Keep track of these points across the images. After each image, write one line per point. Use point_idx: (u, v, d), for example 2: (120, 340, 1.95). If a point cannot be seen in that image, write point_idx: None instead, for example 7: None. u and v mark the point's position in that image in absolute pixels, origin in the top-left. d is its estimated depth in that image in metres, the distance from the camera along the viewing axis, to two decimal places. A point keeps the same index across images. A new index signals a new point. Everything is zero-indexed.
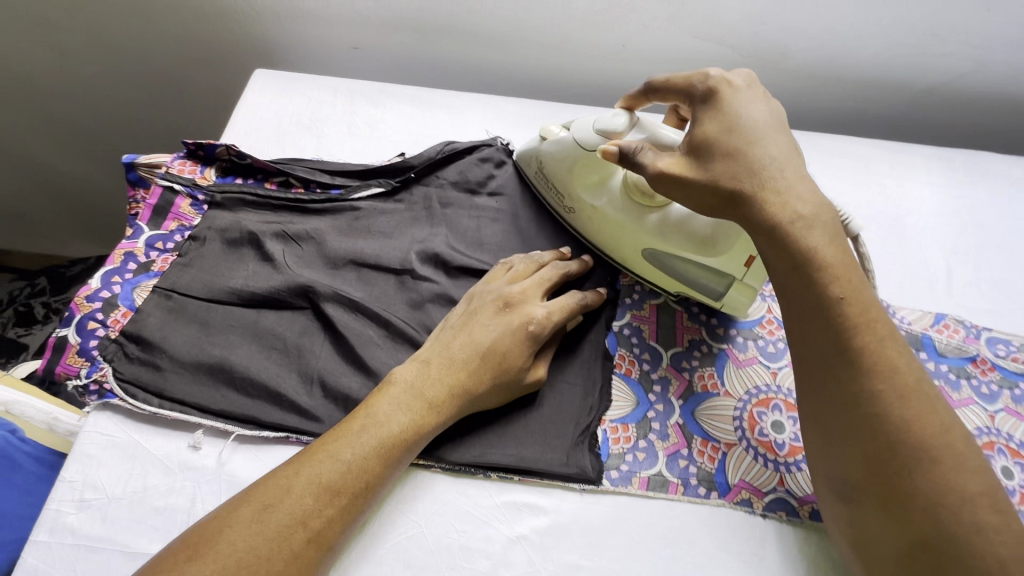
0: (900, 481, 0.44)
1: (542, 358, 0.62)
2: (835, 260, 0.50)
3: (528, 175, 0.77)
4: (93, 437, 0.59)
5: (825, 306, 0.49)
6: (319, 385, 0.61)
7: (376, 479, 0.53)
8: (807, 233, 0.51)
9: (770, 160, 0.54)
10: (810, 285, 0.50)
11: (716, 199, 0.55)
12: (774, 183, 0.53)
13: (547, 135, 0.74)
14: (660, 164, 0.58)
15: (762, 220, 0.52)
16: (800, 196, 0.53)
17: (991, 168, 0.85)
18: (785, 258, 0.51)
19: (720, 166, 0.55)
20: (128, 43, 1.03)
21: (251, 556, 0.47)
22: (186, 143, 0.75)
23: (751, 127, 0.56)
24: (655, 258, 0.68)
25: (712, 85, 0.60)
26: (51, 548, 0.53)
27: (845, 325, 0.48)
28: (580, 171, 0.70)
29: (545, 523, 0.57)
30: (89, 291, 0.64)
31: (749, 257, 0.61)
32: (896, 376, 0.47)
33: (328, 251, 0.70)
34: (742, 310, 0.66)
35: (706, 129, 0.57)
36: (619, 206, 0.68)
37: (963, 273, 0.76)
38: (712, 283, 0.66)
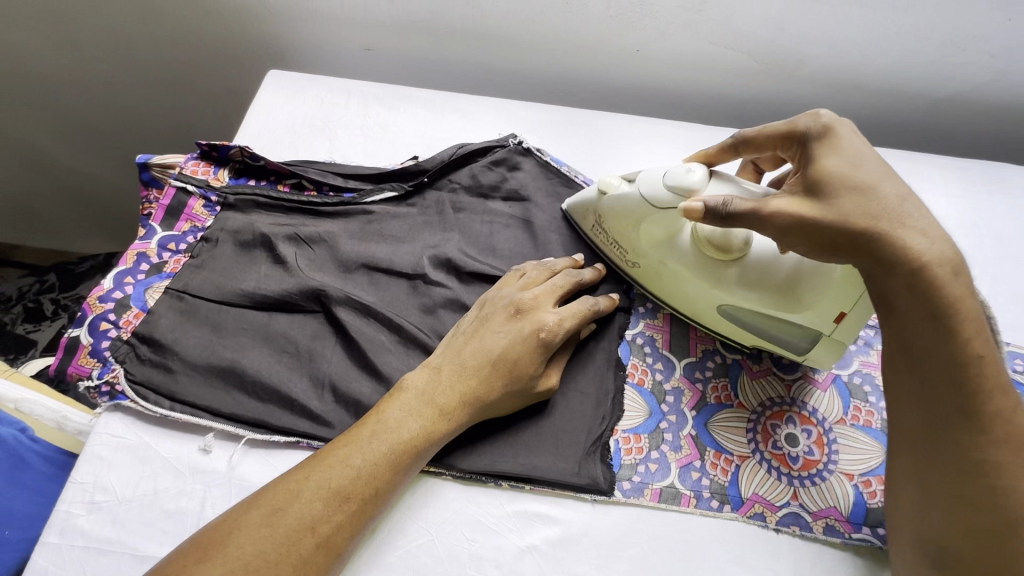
0: (1004, 555, 0.44)
1: (554, 366, 0.62)
2: (974, 319, 0.47)
3: (585, 227, 0.73)
4: (103, 439, 0.59)
5: (961, 365, 0.46)
6: (330, 390, 0.61)
7: (388, 486, 0.53)
8: (950, 284, 0.47)
9: (903, 198, 0.50)
10: (946, 340, 0.47)
11: (849, 242, 0.50)
12: (911, 224, 0.49)
13: (607, 188, 0.68)
14: (774, 207, 0.52)
15: (903, 267, 0.48)
16: (937, 236, 0.49)
17: (1008, 179, 0.84)
18: (925, 308, 0.47)
19: (849, 203, 0.50)
20: (141, 41, 1.03)
21: (259, 560, 0.46)
22: (199, 144, 0.75)
23: (870, 167, 0.52)
24: (733, 314, 0.64)
25: (825, 123, 0.56)
26: (61, 550, 0.53)
27: (980, 388, 0.46)
28: (646, 228, 0.65)
29: (557, 533, 0.57)
30: (101, 292, 0.64)
31: (840, 316, 0.58)
32: (1022, 451, 0.46)
33: (340, 254, 0.69)
34: (826, 364, 0.63)
35: (826, 165, 0.53)
36: (694, 264, 0.64)
37: (980, 287, 0.75)
38: (795, 340, 0.63)
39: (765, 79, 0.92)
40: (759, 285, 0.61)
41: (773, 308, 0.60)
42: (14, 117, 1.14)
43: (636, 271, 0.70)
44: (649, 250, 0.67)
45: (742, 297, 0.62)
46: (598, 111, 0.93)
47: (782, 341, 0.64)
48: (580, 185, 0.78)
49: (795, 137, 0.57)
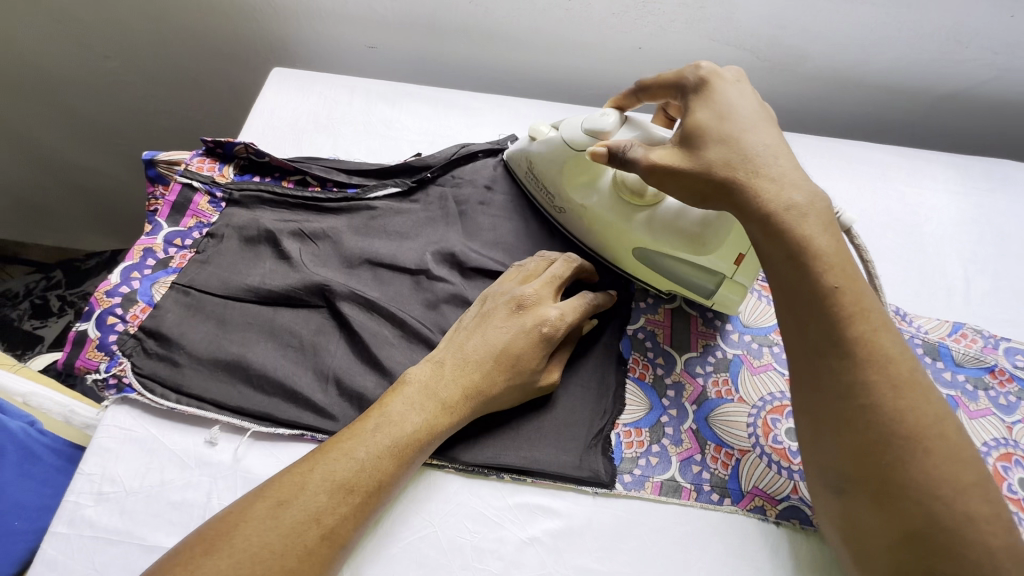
0: (892, 473, 0.45)
1: (556, 361, 0.62)
2: (829, 250, 0.50)
3: (518, 173, 0.77)
4: (111, 431, 0.59)
5: (818, 294, 0.49)
6: (335, 384, 0.62)
7: (391, 480, 0.53)
8: (801, 222, 0.51)
9: (763, 149, 0.54)
10: (807, 275, 0.50)
11: (710, 187, 0.54)
12: (767, 171, 0.53)
13: (537, 135, 0.73)
14: (652, 156, 0.57)
15: (757, 209, 0.52)
16: (793, 183, 0.53)
17: (1011, 177, 0.84)
18: (781, 248, 0.51)
19: (713, 153, 0.54)
20: (147, 38, 1.04)
21: (265, 551, 0.47)
22: (204, 141, 0.75)
23: (740, 116, 0.56)
24: (645, 256, 0.68)
25: (704, 75, 0.59)
26: (70, 540, 0.54)
27: (840, 314, 0.48)
28: (569, 171, 0.70)
29: (558, 525, 0.57)
30: (109, 286, 0.65)
31: (738, 255, 0.61)
32: (890, 367, 0.47)
33: (345, 250, 0.70)
34: (732, 308, 0.66)
35: (698, 117, 0.57)
36: (608, 205, 0.68)
37: (981, 283, 0.75)
38: (703, 281, 0.67)
39: (768, 76, 0.93)
40: (663, 227, 0.64)
41: (677, 249, 0.63)
42: (21, 115, 1.15)
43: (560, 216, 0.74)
44: (571, 194, 0.70)
45: (649, 239, 0.65)
46: None
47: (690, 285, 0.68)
48: None
49: (680, 89, 0.61)
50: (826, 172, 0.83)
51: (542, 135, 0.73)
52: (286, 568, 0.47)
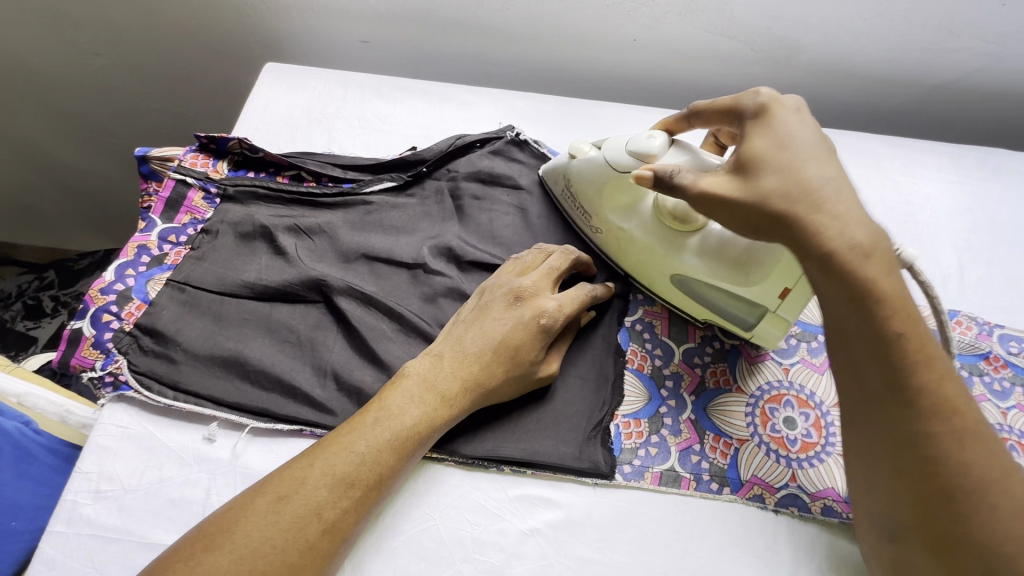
0: (952, 530, 0.43)
1: (554, 352, 0.62)
2: (893, 292, 0.46)
3: (555, 191, 0.75)
4: (108, 429, 0.59)
5: (880, 339, 0.46)
6: (333, 378, 0.62)
7: (391, 473, 0.53)
8: (861, 261, 0.46)
9: (826, 182, 0.50)
10: (867, 318, 0.46)
11: (764, 220, 0.51)
12: (831, 207, 0.49)
13: (577, 153, 0.71)
14: (701, 184, 0.54)
15: (812, 246, 0.48)
16: (856, 220, 0.48)
17: (1002, 165, 0.85)
18: (839, 288, 0.47)
19: (770, 184, 0.50)
20: (136, 34, 1.03)
21: (265, 546, 0.47)
22: (198, 137, 0.75)
23: (804, 148, 0.52)
24: (686, 284, 0.65)
25: (763, 102, 0.56)
26: (68, 539, 0.54)
27: (905, 362, 0.45)
28: (610, 193, 0.68)
29: (558, 516, 0.57)
30: (103, 284, 0.65)
31: (784, 290, 0.58)
32: (956, 419, 0.44)
33: (341, 245, 0.70)
34: (773, 341, 0.64)
35: (755, 145, 0.53)
36: (650, 231, 0.65)
37: (975, 270, 0.75)
38: (743, 313, 0.64)
39: (761, 68, 0.93)
40: (706, 255, 0.62)
41: (719, 279, 0.61)
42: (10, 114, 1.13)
43: (597, 238, 0.71)
44: (611, 216, 0.68)
45: (690, 268, 0.63)
46: (595, 101, 0.93)
47: (729, 315, 0.65)
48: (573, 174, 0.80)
49: (737, 117, 0.58)
50: None
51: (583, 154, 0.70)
52: (289, 563, 0.47)
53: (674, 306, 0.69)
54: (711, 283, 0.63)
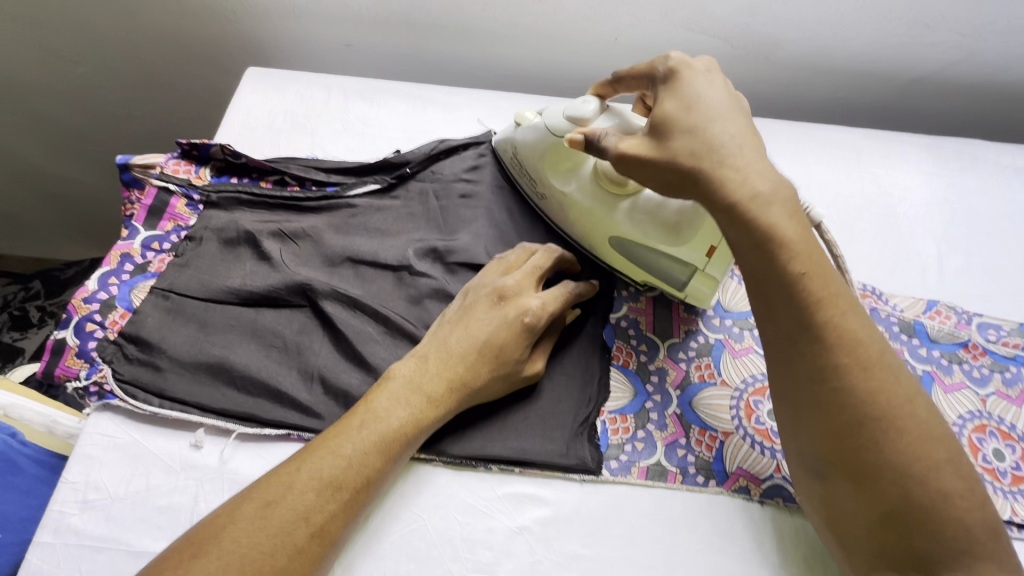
0: (867, 454, 0.47)
1: (539, 351, 0.63)
2: (796, 237, 0.52)
3: (505, 160, 0.77)
4: (94, 438, 0.59)
5: (786, 283, 0.51)
6: (320, 382, 0.62)
7: (378, 475, 0.53)
8: (766, 209, 0.52)
9: (730, 139, 0.54)
10: (773, 262, 0.51)
11: (676, 177, 0.55)
12: (733, 162, 0.53)
13: (522, 121, 0.73)
14: (620, 147, 0.58)
15: (721, 199, 0.53)
16: (759, 173, 0.53)
17: (980, 156, 0.86)
18: (750, 238, 0.52)
19: (680, 144, 0.55)
20: (117, 41, 1.02)
21: (254, 553, 0.47)
22: (180, 143, 0.75)
23: (708, 107, 0.56)
24: (622, 245, 0.68)
25: (673, 66, 0.59)
26: (55, 549, 0.54)
27: (808, 302, 0.50)
28: (552, 158, 0.70)
29: (547, 513, 0.58)
30: (86, 294, 0.64)
31: (711, 247, 0.62)
32: (858, 351, 0.49)
33: (326, 248, 0.70)
34: (705, 300, 0.67)
35: (667, 107, 0.57)
36: (588, 193, 0.67)
37: (954, 260, 0.76)
38: (675, 273, 0.67)
39: (743, 64, 0.93)
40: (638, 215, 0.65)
41: (650, 238, 0.64)
42: None
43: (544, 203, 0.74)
44: (551, 180, 0.70)
45: (622, 228, 0.65)
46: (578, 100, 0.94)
47: (663, 276, 0.68)
48: None
49: (651, 80, 0.61)
50: (801, 157, 0.85)
51: (527, 121, 0.73)
52: (277, 567, 0.47)
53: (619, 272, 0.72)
54: (644, 243, 0.65)
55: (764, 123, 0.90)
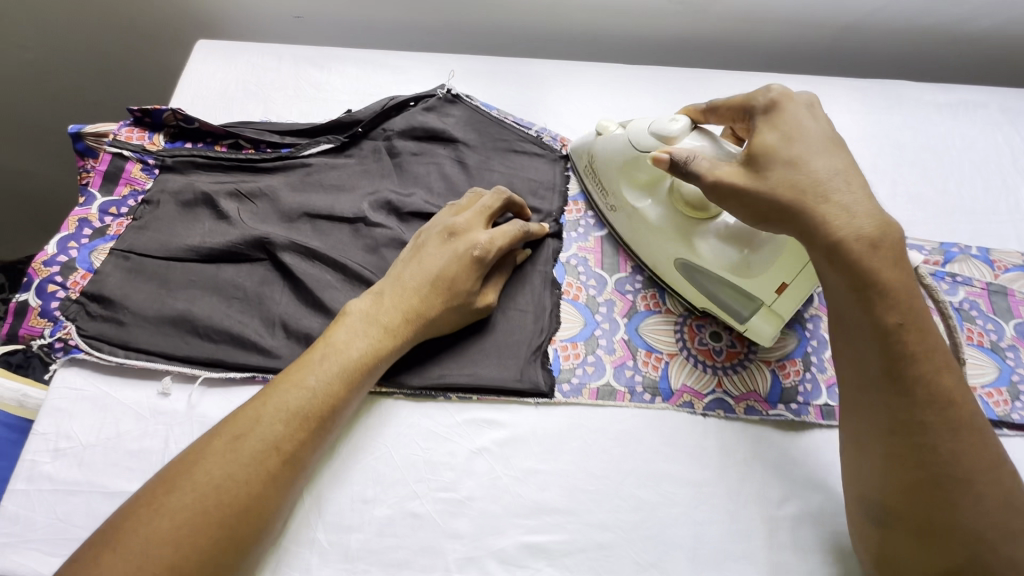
0: (942, 513, 0.49)
1: (491, 285, 0.66)
2: (899, 287, 0.51)
3: (580, 168, 0.78)
4: (62, 392, 0.61)
5: (882, 332, 0.51)
6: (282, 328, 0.64)
7: (342, 402, 0.56)
8: (869, 253, 0.51)
9: (833, 174, 0.55)
10: (871, 307, 0.51)
11: (773, 209, 0.55)
12: (837, 196, 0.53)
13: (602, 131, 0.74)
14: (717, 173, 0.57)
15: (824, 234, 0.52)
16: (863, 210, 0.53)
17: (905, 95, 0.91)
18: (847, 279, 0.52)
19: (779, 176, 0.55)
20: (61, 23, 1.03)
21: (228, 482, 0.50)
22: (131, 110, 0.76)
23: (807, 142, 0.57)
24: (689, 274, 0.67)
25: (775, 99, 0.60)
26: (29, 495, 0.56)
27: (904, 353, 0.50)
28: (630, 171, 0.70)
29: (504, 435, 0.61)
30: (46, 257, 0.66)
31: (782, 284, 0.60)
32: (950, 410, 0.50)
33: (283, 206, 0.72)
34: (765, 338, 0.65)
35: (766, 138, 0.58)
36: (665, 214, 0.67)
37: (881, 190, 0.82)
38: (740, 306, 0.65)
39: (681, 19, 0.97)
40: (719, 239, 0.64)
41: (728, 266, 0.63)
42: None
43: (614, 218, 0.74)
44: (628, 195, 0.71)
45: (699, 254, 0.64)
46: (526, 59, 0.96)
47: (725, 308, 0.67)
48: (510, 125, 0.82)
49: (751, 114, 0.62)
50: None
51: (609, 133, 0.73)
52: (253, 493, 0.50)
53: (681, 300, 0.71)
54: (712, 272, 0.64)
55: (702, 72, 0.93)
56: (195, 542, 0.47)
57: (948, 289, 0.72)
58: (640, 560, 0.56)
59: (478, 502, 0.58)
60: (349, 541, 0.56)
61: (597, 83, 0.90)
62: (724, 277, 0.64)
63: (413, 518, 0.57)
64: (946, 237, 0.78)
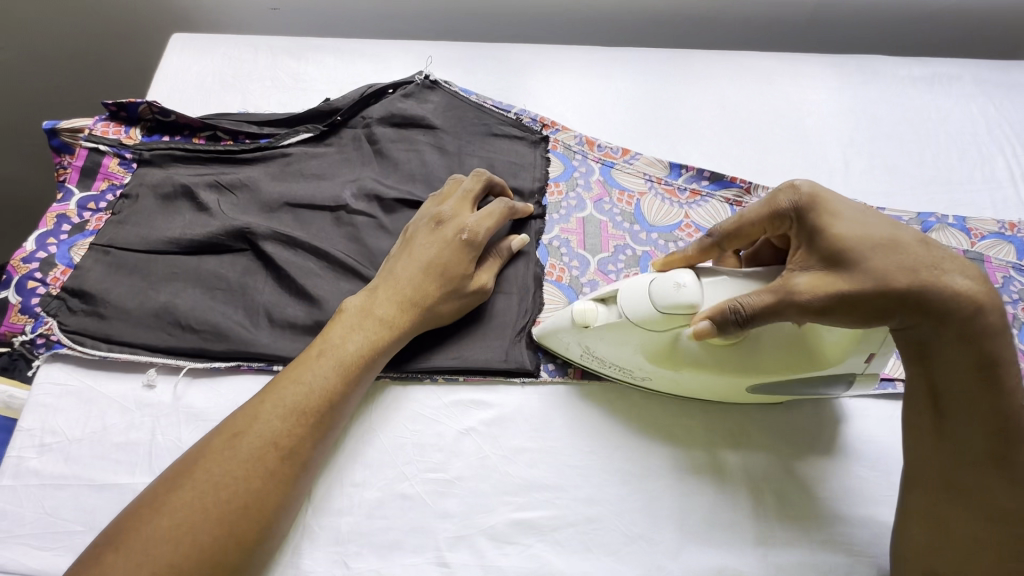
0: None
1: (485, 268, 0.66)
2: (1014, 374, 0.48)
3: (569, 357, 0.64)
4: (46, 388, 0.61)
5: (1000, 418, 0.48)
6: (265, 318, 0.64)
7: (340, 395, 0.55)
8: (996, 334, 0.48)
9: (926, 242, 0.49)
10: (994, 393, 0.48)
11: (893, 301, 0.48)
12: (945, 264, 0.48)
13: (589, 319, 0.58)
14: (799, 287, 0.49)
15: (955, 312, 0.47)
16: (968, 269, 0.49)
17: (882, 70, 0.91)
18: (974, 362, 0.48)
19: (882, 263, 0.48)
20: (34, 23, 1.02)
21: (228, 478, 0.49)
22: (106, 105, 0.75)
23: (876, 216, 0.51)
24: (764, 385, 0.59)
25: (807, 193, 0.53)
26: (17, 490, 0.56)
27: (1016, 440, 0.48)
28: (643, 343, 0.57)
29: (491, 415, 0.62)
30: (25, 254, 0.66)
31: (868, 356, 0.55)
32: None
33: (263, 196, 0.71)
34: (870, 388, 0.61)
35: (838, 228, 0.50)
36: (703, 359, 0.57)
37: (859, 162, 0.83)
38: (830, 386, 0.60)
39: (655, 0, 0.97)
40: (775, 359, 0.56)
41: (797, 374, 0.56)
42: None
43: (643, 381, 0.63)
44: (653, 367, 0.59)
45: (766, 376, 0.57)
46: (504, 44, 0.96)
47: (817, 390, 0.61)
48: (489, 109, 0.82)
49: (783, 216, 0.54)
50: (715, 81, 0.89)
51: (595, 320, 0.58)
52: (252, 490, 0.49)
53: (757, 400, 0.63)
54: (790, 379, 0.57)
55: (680, 52, 0.93)
56: (201, 533, 0.46)
57: None
58: (629, 532, 0.57)
59: (467, 481, 0.58)
60: (340, 525, 0.56)
61: (575, 65, 0.90)
62: (797, 380, 0.58)
63: (403, 499, 0.57)
64: (924, 208, 0.79)
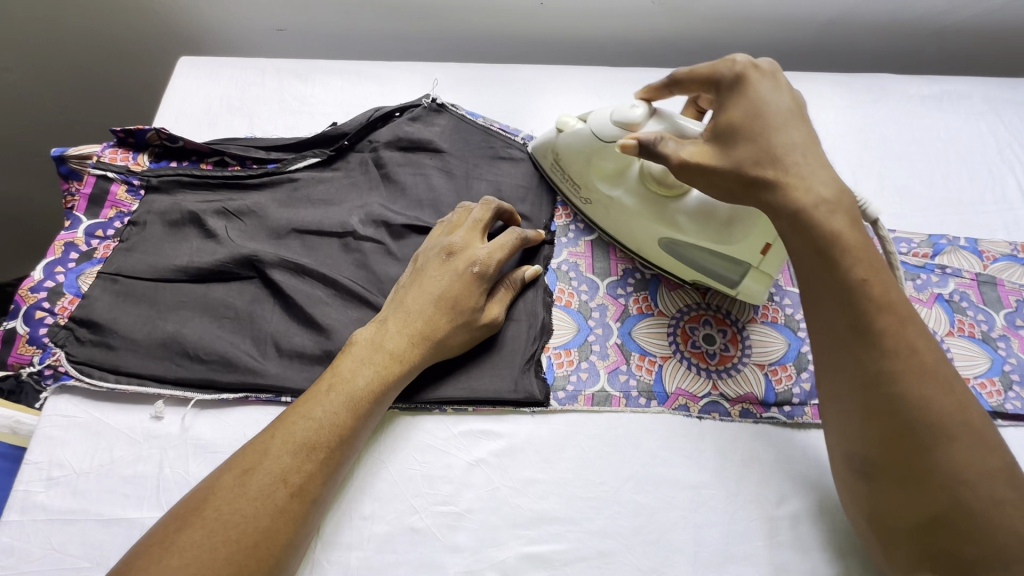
0: (918, 457, 0.48)
1: (496, 299, 0.65)
2: (856, 242, 0.53)
3: (545, 165, 0.77)
4: (53, 420, 0.60)
5: (846, 287, 0.52)
6: (273, 347, 0.64)
7: (350, 431, 0.55)
8: (828, 216, 0.53)
9: (793, 147, 0.56)
10: (834, 265, 0.52)
11: (739, 186, 0.57)
12: (797, 170, 0.55)
13: (563, 127, 0.72)
14: (683, 155, 0.57)
15: (785, 204, 0.54)
16: (820, 179, 0.55)
17: (890, 88, 0.91)
18: (808, 242, 0.53)
19: (742, 152, 0.56)
20: (42, 42, 1.02)
21: (237, 516, 0.48)
22: (114, 132, 0.75)
23: (774, 114, 0.57)
24: (672, 245, 0.68)
25: (739, 71, 0.60)
26: (24, 526, 0.55)
27: (868, 307, 0.51)
28: (595, 162, 0.70)
29: (501, 445, 0.61)
30: (33, 283, 0.65)
31: (766, 244, 0.62)
32: (915, 359, 0.50)
33: (271, 222, 0.71)
34: (757, 298, 0.66)
35: (732, 114, 0.58)
36: (637, 196, 0.68)
37: (869, 183, 0.82)
38: (727, 271, 0.66)
39: (663, 20, 0.97)
40: (691, 213, 0.65)
41: (701, 239, 0.64)
42: None
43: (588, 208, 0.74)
44: (600, 188, 0.71)
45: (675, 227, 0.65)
46: (511, 63, 0.96)
47: (715, 274, 0.68)
48: (497, 132, 0.82)
49: (715, 85, 0.62)
50: None
51: (569, 129, 0.72)
52: (262, 528, 0.48)
53: (668, 271, 0.72)
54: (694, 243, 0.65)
55: None
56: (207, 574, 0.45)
57: (939, 281, 0.73)
58: (642, 566, 0.56)
59: (477, 514, 0.58)
60: (350, 560, 0.55)
61: (582, 85, 0.90)
62: (701, 248, 0.65)
63: (412, 533, 0.57)
64: (935, 229, 0.78)
